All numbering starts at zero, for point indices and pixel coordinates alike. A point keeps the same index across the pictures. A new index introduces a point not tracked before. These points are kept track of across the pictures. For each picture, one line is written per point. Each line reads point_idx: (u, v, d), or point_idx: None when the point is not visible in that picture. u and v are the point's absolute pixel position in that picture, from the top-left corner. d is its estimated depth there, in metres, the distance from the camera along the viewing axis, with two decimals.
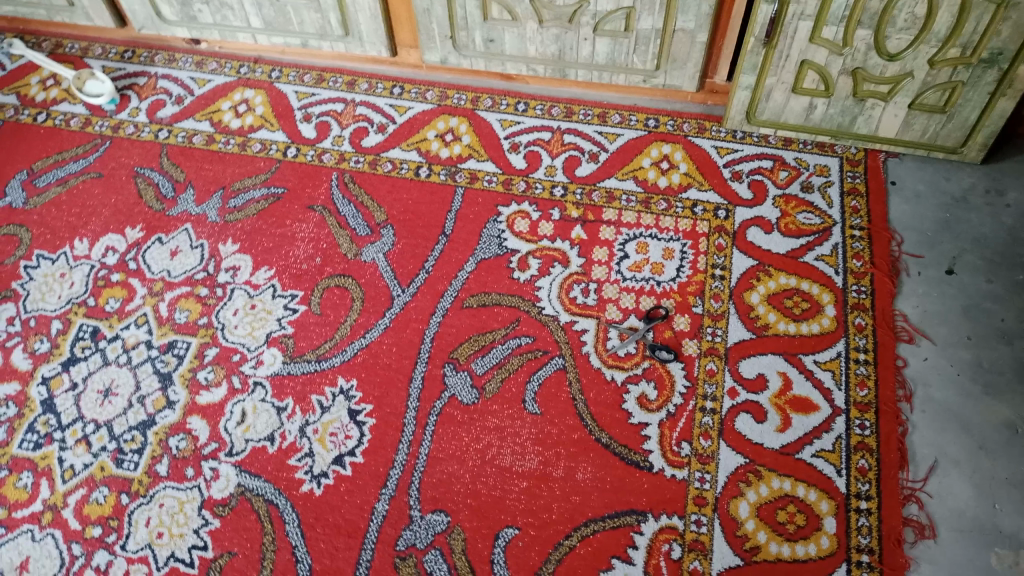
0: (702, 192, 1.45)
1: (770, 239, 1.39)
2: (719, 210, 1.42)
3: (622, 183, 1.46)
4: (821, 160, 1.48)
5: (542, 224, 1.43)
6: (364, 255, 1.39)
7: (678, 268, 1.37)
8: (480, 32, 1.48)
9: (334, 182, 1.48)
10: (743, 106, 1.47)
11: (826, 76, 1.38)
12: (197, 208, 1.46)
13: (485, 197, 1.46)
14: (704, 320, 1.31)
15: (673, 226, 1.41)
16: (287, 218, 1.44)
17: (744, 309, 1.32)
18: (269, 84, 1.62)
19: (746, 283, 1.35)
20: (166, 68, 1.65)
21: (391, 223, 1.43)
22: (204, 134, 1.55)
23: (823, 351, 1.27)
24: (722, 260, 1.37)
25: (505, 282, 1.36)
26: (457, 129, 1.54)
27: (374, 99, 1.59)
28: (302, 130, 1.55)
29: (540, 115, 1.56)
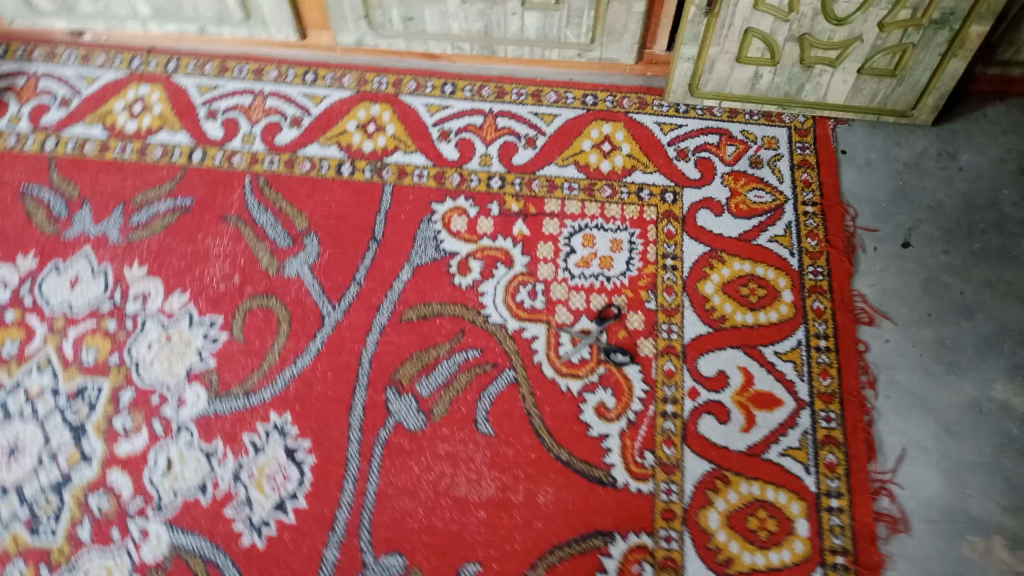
0: (648, 174, 1.36)
1: (721, 222, 1.32)
2: (666, 194, 1.34)
3: (563, 170, 1.37)
4: (768, 131, 1.41)
5: (481, 221, 1.32)
6: (288, 270, 1.27)
7: (627, 260, 1.29)
8: (397, 10, 1.34)
9: (247, 186, 1.34)
10: (686, 78, 1.38)
11: (772, 44, 1.29)
12: (96, 228, 1.31)
13: (416, 194, 1.34)
14: (658, 316, 1.24)
15: (620, 215, 1.33)
16: (198, 233, 1.30)
17: (699, 301, 1.25)
18: (165, 78, 1.44)
19: (699, 272, 1.27)
20: (46, 65, 1.46)
21: (314, 231, 1.30)
22: (97, 141, 1.38)
23: (782, 341, 1.21)
24: (673, 249, 1.30)
25: (446, 289, 1.26)
26: (380, 118, 1.41)
27: (285, 89, 1.44)
28: (207, 129, 1.40)
29: (470, 97, 1.43)
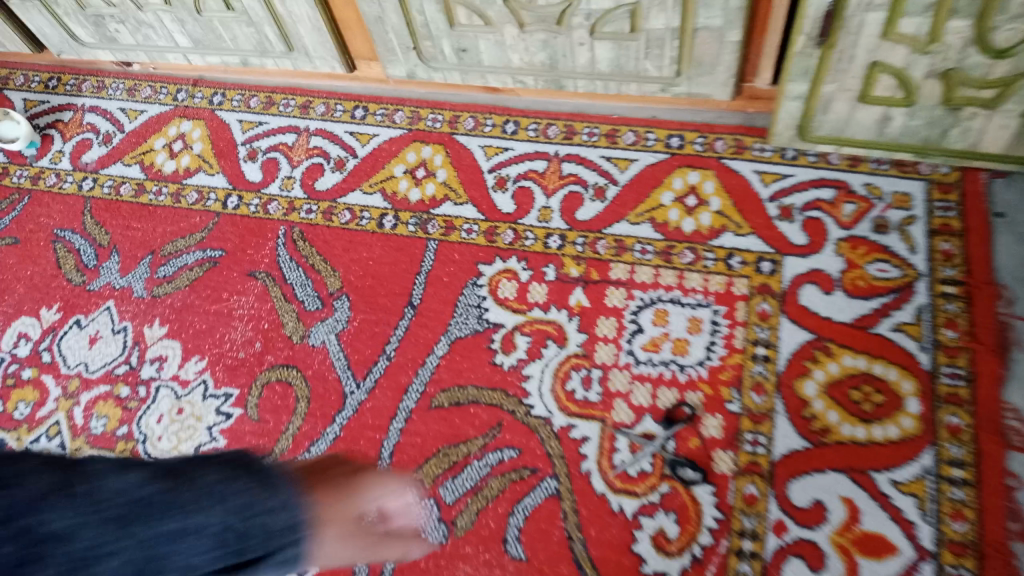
0: (740, 238, 1.12)
1: (831, 301, 1.06)
2: (762, 262, 1.10)
3: (636, 228, 1.15)
4: (900, 185, 1.13)
5: (533, 287, 1.13)
6: (312, 337, 1.13)
7: (708, 346, 1.05)
8: (448, 41, 1.16)
9: (281, 238, 1.21)
10: (793, 120, 1.12)
11: (906, 80, 1.01)
12: (122, 279, 1.22)
13: (463, 252, 1.16)
14: (741, 422, 1.01)
15: (702, 287, 1.09)
16: (223, 290, 1.19)
17: (795, 406, 1.01)
18: (209, 113, 1.34)
19: (797, 367, 1.03)
20: (94, 98, 1.40)
21: (346, 292, 1.15)
22: (133, 182, 1.30)
23: (901, 467, 0.95)
24: (766, 334, 1.05)
25: (484, 370, 1.08)
26: (430, 162, 1.24)
27: (331, 126, 1.30)
28: (245, 171, 1.28)
29: (533, 137, 1.24)
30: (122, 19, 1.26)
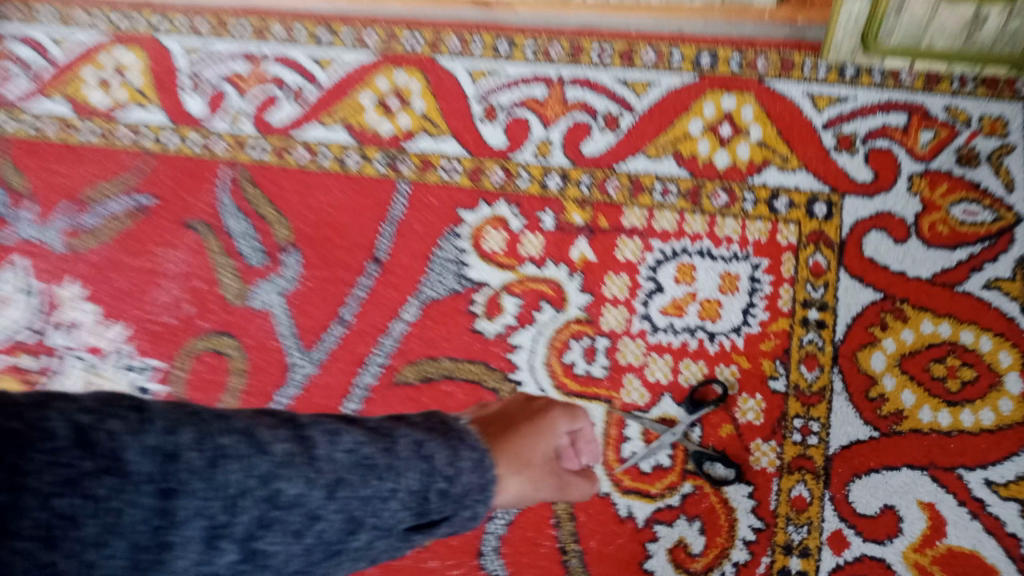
0: (786, 174, 0.88)
1: (905, 252, 0.82)
2: (814, 204, 0.86)
3: (654, 164, 0.92)
4: (992, 107, 0.86)
5: (527, 238, 0.91)
6: (254, 299, 0.93)
7: (745, 309, 0.83)
8: None
9: (224, 180, 1.01)
10: (855, 24, 0.86)
11: None
12: (36, 232, 1.02)
13: (441, 196, 0.94)
14: (787, 404, 0.79)
15: (738, 235, 0.86)
16: (152, 242, 0.99)
17: (858, 383, 0.78)
18: (151, 39, 1.10)
19: (861, 335, 0.80)
20: (20, 24, 1.13)
21: (297, 245, 0.95)
22: (59, 121, 1.08)
23: (996, 465, 0.75)
24: (822, 292, 0.82)
25: (462, 339, 0.89)
26: (405, 90, 1.01)
27: (292, 50, 1.05)
28: (188, 103, 1.06)
29: (529, 58, 0.98)
30: None
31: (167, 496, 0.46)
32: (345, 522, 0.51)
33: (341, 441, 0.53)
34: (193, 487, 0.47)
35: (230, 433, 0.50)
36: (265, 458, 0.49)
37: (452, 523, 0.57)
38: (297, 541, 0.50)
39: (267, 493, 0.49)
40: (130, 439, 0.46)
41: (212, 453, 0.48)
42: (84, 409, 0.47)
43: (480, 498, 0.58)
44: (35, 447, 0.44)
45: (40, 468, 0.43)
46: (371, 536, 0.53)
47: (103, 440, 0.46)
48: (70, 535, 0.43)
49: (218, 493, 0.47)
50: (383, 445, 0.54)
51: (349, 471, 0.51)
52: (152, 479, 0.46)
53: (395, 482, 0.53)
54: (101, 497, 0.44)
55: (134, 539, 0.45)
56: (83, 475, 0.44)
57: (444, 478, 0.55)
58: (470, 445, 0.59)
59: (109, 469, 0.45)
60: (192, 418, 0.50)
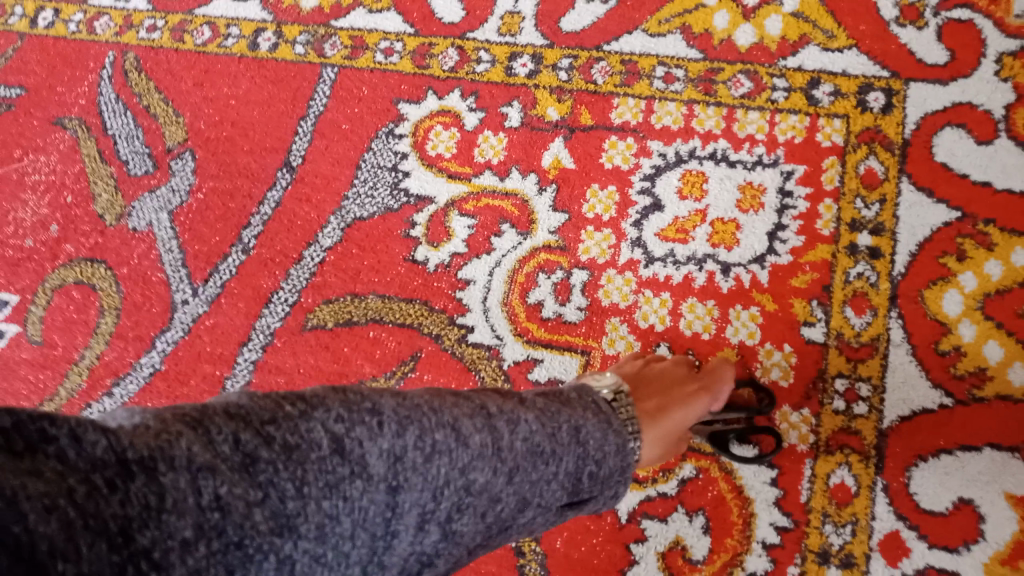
0: (830, 56, 0.65)
1: (992, 156, 0.61)
2: (867, 94, 0.64)
3: (655, 43, 0.69)
4: None
5: (483, 139, 0.70)
6: (135, 217, 0.73)
7: (771, 233, 0.62)
8: None
9: (106, 66, 0.78)
10: None
11: None
12: None
13: (377, 83, 0.73)
14: (827, 359, 0.59)
15: (763, 135, 0.65)
16: (16, 145, 0.78)
17: (925, 334, 0.58)
18: None
19: (929, 267, 0.59)
20: None
21: (190, 147, 0.74)
22: None
23: None
24: (875, 210, 0.61)
25: (396, 270, 0.68)
26: None
27: None
28: None
29: None
30: None
31: (395, 490, 0.32)
32: (519, 506, 0.36)
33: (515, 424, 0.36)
34: (413, 486, 0.32)
35: (442, 423, 0.34)
36: (464, 450, 0.34)
37: (594, 500, 0.42)
38: (479, 527, 0.35)
39: (463, 484, 0.34)
40: (368, 443, 0.32)
41: (426, 442, 0.33)
42: (331, 400, 0.32)
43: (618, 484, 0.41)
44: (302, 459, 0.30)
45: (246, 485, 0.29)
46: (534, 516, 0.38)
47: (349, 442, 0.31)
48: (311, 543, 0.30)
49: (433, 484, 0.33)
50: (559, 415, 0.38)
51: (526, 458, 0.35)
52: (381, 479, 0.32)
53: (558, 465, 0.37)
54: (353, 500, 0.31)
55: (372, 532, 0.32)
56: (332, 478, 0.31)
57: (596, 463, 0.39)
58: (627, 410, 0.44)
59: (348, 473, 0.31)
60: (414, 409, 0.34)
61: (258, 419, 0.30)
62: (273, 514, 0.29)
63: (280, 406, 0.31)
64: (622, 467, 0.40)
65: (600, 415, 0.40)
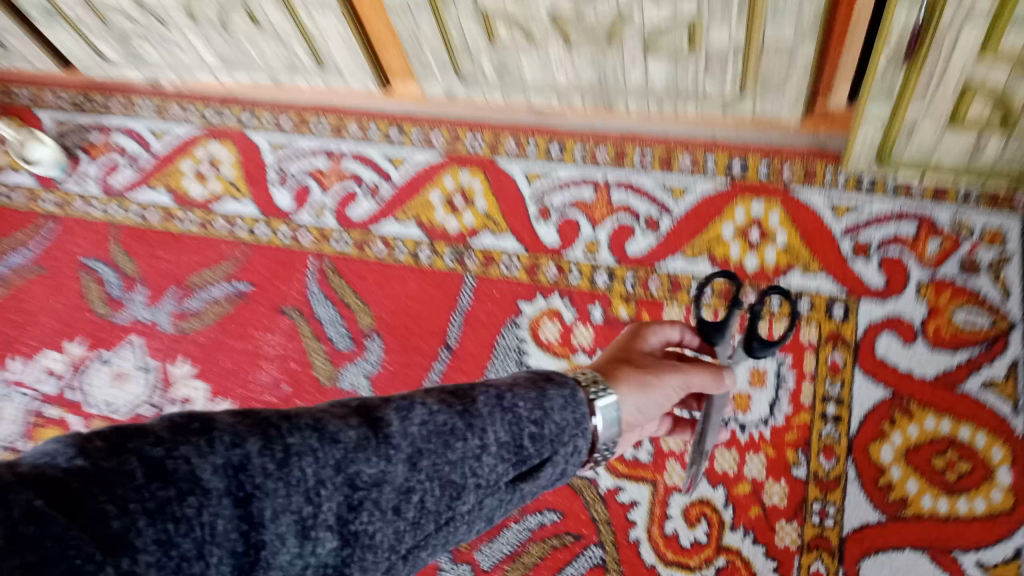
0: (809, 278, 1.01)
1: (912, 354, 0.94)
2: (833, 307, 0.98)
3: (692, 265, 1.05)
4: (994, 218, 0.98)
5: (578, 329, 1.05)
6: (344, 381, 1.08)
7: (772, 402, 0.96)
8: (489, 58, 1.06)
9: (312, 271, 1.15)
10: (871, 146, 0.99)
11: (1006, 102, 0.87)
12: (148, 312, 1.17)
13: (503, 289, 1.08)
14: (807, 489, 0.92)
15: (766, 335, 0.99)
16: (252, 327, 1.13)
17: (870, 474, 0.91)
18: (238, 132, 1.27)
19: (873, 429, 0.92)
20: (122, 117, 1.34)
21: (379, 331, 1.09)
22: (162, 209, 1.25)
23: (991, 548, 0.86)
24: (838, 390, 0.94)
25: None
26: (469, 189, 1.16)
27: (365, 148, 1.22)
28: (275, 196, 1.21)
29: (579, 161, 1.14)
30: (146, 36, 1.19)
31: (248, 501, 0.43)
32: (439, 488, 0.49)
33: (413, 415, 0.50)
34: (274, 488, 0.44)
35: (300, 429, 0.46)
36: (335, 448, 0.46)
37: (546, 465, 0.54)
38: (383, 519, 0.47)
39: (346, 478, 0.46)
40: (198, 460, 0.42)
41: (278, 450, 0.45)
42: (158, 429, 0.43)
43: (573, 433, 0.55)
44: (120, 484, 0.40)
45: (66, 517, 0.38)
46: (473, 495, 0.50)
47: (175, 462, 0.42)
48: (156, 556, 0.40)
49: (297, 487, 0.44)
50: (462, 412, 0.51)
51: (424, 441, 0.49)
52: (229, 491, 0.43)
53: (478, 441, 0.50)
54: (190, 517, 0.41)
55: (228, 546, 0.42)
56: (158, 501, 0.41)
57: (531, 422, 0.53)
58: (556, 388, 0.56)
59: (188, 490, 0.41)
60: (263, 422, 0.46)
61: (67, 457, 0.40)
62: (101, 539, 0.38)
63: (93, 443, 0.42)
64: (577, 426, 0.55)
65: (539, 386, 0.55)
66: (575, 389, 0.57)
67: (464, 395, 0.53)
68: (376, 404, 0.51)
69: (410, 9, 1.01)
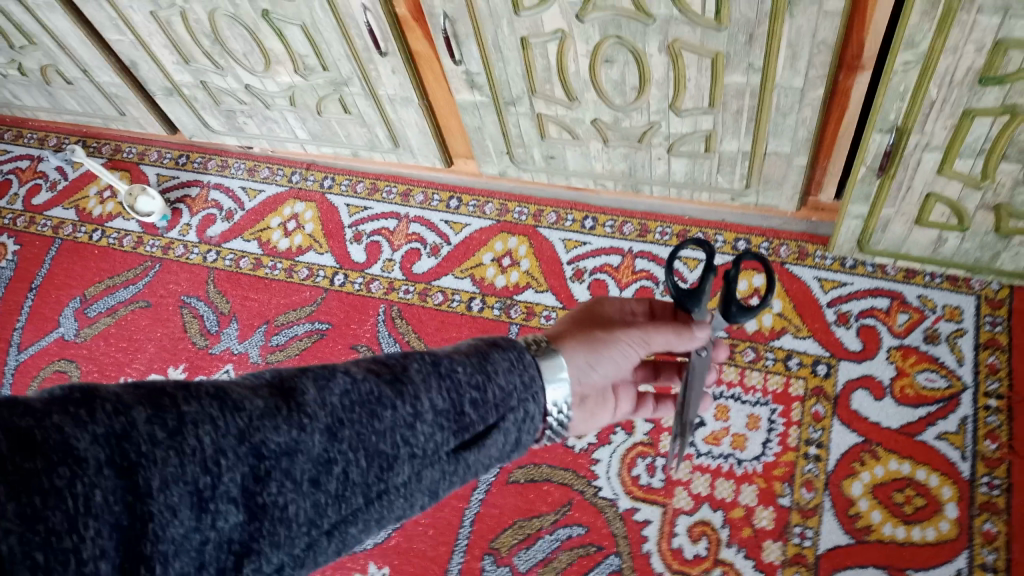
0: (799, 340, 1.22)
1: (880, 407, 1.15)
2: (818, 365, 1.19)
3: None
4: (951, 299, 1.20)
5: None
6: None
7: (764, 442, 1.16)
8: (539, 149, 1.29)
9: (381, 316, 1.36)
10: (852, 234, 1.21)
11: (959, 209, 1.09)
12: (240, 345, 1.38)
13: None
14: (791, 515, 1.10)
15: (761, 386, 1.20)
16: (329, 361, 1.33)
17: (842, 504, 1.10)
18: (320, 196, 1.52)
19: (846, 467, 1.12)
20: (218, 176, 1.60)
21: None
22: (252, 257, 1.48)
23: (938, 568, 1.03)
24: (819, 434, 1.15)
25: (558, 451, 1.20)
26: (516, 252, 1.38)
27: (428, 214, 1.46)
28: (351, 252, 1.44)
29: (609, 234, 1.37)
30: (250, 114, 1.42)
31: (142, 468, 0.47)
32: (366, 458, 0.55)
33: (333, 385, 0.55)
34: (164, 457, 0.48)
35: (205, 401, 0.50)
36: (238, 417, 0.51)
37: (485, 440, 0.61)
38: (298, 491, 0.52)
39: (251, 447, 0.51)
40: (74, 430, 0.45)
41: (179, 419, 0.49)
42: (34, 403, 0.46)
43: (524, 397, 0.62)
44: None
45: None
46: (404, 467, 0.57)
47: (51, 431, 0.45)
48: (30, 522, 0.42)
49: (192, 456, 0.48)
50: (393, 382, 0.57)
51: (346, 411, 0.55)
52: (111, 461, 0.46)
53: (407, 411, 0.56)
54: (63, 485, 0.44)
55: (113, 516, 0.45)
56: (35, 468, 0.43)
57: (473, 389, 0.60)
58: (501, 352, 0.63)
59: (60, 460, 0.44)
60: (158, 392, 0.49)
61: None
62: None
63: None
64: (523, 396, 0.62)
65: (481, 359, 0.62)
66: (522, 352, 0.64)
67: (393, 366, 0.59)
68: (293, 379, 0.55)
69: (477, 109, 1.24)
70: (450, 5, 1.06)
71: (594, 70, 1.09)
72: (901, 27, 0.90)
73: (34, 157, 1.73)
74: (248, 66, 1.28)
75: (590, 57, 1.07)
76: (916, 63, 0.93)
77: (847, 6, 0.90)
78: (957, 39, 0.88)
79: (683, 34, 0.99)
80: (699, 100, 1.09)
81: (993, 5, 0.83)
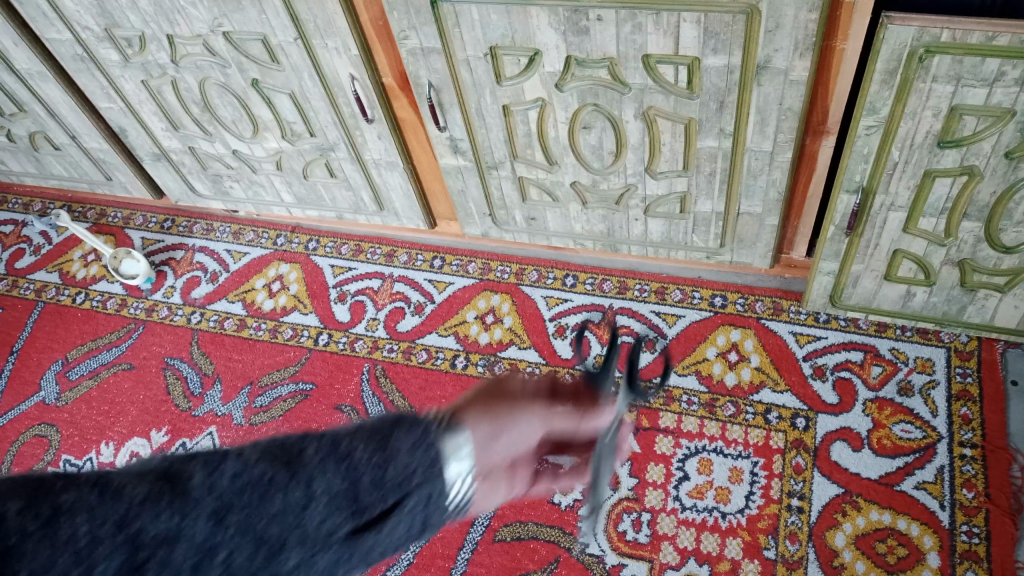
0: (777, 393, 1.25)
1: (859, 458, 1.17)
2: (797, 418, 1.22)
3: (683, 379, 1.29)
4: (922, 351, 1.24)
5: None
6: None
7: (747, 495, 1.17)
8: (520, 211, 1.33)
9: (366, 375, 1.37)
10: (825, 290, 1.25)
11: (926, 265, 1.13)
12: (223, 407, 1.38)
13: None
14: (776, 568, 1.10)
15: (742, 439, 1.22)
16: (314, 421, 1.33)
17: (826, 555, 1.10)
18: (305, 257, 1.55)
19: (829, 518, 1.13)
20: (203, 239, 1.62)
21: None
22: (236, 318, 1.49)
23: None
24: (801, 486, 1.16)
25: (544, 508, 1.20)
26: (498, 309, 1.41)
27: (412, 274, 1.49)
28: (335, 311, 1.46)
29: (590, 291, 1.41)
30: (236, 178, 1.46)
31: None
32: (252, 544, 0.44)
33: (222, 466, 0.45)
34: (35, 550, 0.39)
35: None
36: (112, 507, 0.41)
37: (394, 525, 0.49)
38: None
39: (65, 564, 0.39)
40: None
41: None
42: None
43: (430, 475, 0.50)
44: None
45: None
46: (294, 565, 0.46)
47: None
48: None
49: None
50: (286, 465, 0.46)
51: (230, 497, 0.44)
52: None
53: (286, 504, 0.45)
54: None
55: None
56: None
57: (371, 470, 0.48)
58: (409, 428, 0.50)
59: None
60: None
61: None
62: None
63: None
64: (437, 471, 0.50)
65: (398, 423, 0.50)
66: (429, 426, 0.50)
67: (291, 441, 0.47)
68: (179, 463, 0.45)
69: (460, 173, 1.27)
70: (434, 74, 1.10)
71: (573, 136, 1.13)
72: (863, 94, 0.96)
73: (19, 221, 1.75)
74: (237, 133, 1.32)
75: (568, 124, 1.11)
76: (878, 128, 0.98)
77: (811, 76, 0.96)
78: (915, 106, 0.94)
79: (657, 102, 1.04)
80: (674, 163, 1.13)
81: (946, 74, 0.89)
